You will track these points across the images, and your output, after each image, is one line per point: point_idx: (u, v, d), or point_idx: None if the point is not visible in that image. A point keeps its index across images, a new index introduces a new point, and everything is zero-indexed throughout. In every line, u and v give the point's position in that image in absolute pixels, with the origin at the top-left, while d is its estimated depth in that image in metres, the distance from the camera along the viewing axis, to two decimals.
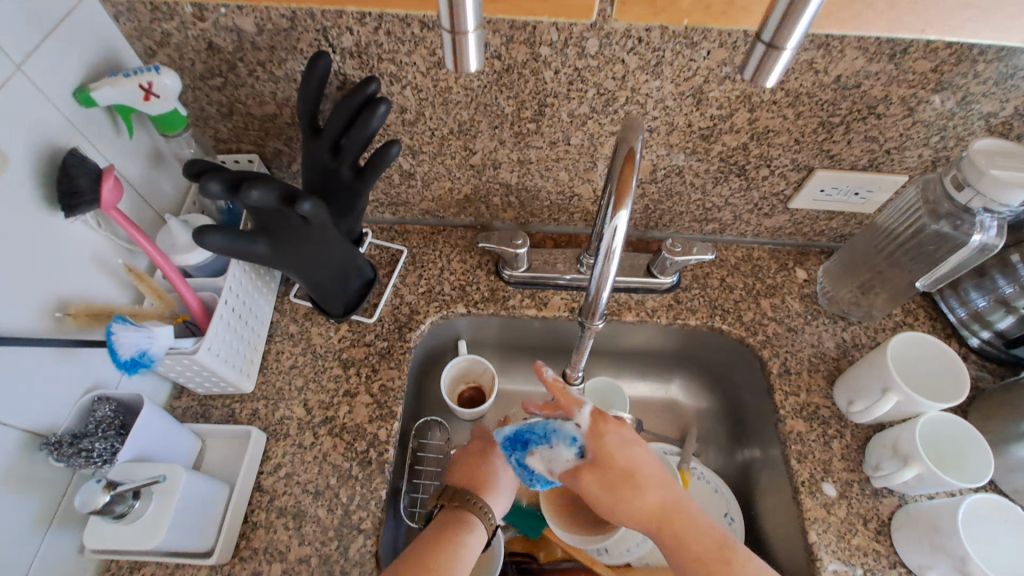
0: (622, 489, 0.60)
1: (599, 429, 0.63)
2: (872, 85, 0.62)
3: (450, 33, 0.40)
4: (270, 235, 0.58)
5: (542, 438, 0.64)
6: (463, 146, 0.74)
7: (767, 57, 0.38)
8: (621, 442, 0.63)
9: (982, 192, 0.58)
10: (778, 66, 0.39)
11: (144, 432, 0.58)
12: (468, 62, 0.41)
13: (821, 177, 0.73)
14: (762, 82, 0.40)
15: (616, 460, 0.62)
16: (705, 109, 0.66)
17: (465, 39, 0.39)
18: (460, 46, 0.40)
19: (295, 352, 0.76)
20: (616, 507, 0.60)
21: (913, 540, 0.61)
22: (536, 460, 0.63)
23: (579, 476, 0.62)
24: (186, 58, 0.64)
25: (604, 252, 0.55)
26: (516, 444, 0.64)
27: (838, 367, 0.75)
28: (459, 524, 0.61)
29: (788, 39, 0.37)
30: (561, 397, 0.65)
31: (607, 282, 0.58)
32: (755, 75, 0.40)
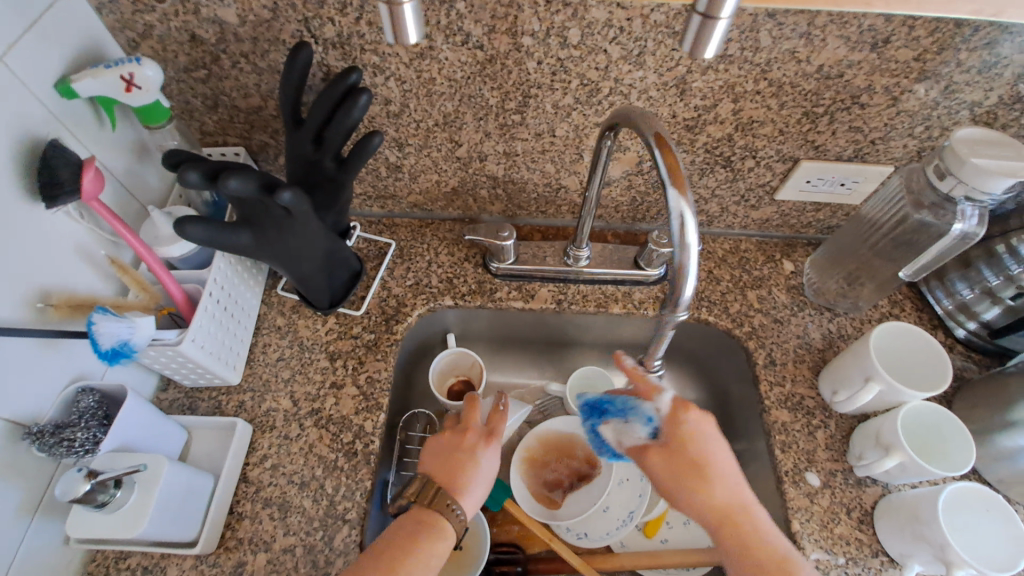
0: (688, 477, 0.59)
1: (678, 417, 0.61)
2: (855, 74, 0.62)
3: (386, 4, 0.41)
4: (253, 226, 0.58)
5: (619, 412, 0.67)
6: (448, 138, 0.74)
7: (703, 28, 0.41)
8: (699, 433, 0.61)
9: (964, 181, 0.58)
10: (714, 36, 0.41)
11: (128, 423, 0.58)
12: (406, 34, 0.43)
13: (807, 168, 0.73)
14: (703, 54, 0.43)
15: (688, 449, 0.60)
16: (689, 99, 0.66)
17: (401, 10, 0.41)
18: (397, 18, 0.42)
19: (282, 345, 0.76)
20: (679, 494, 0.59)
21: (896, 530, 0.61)
22: (609, 428, 0.67)
23: (646, 454, 0.62)
24: (169, 50, 0.64)
25: (679, 239, 0.52)
26: (596, 412, 0.70)
27: (824, 359, 0.76)
28: (429, 527, 0.58)
29: (722, 10, 0.40)
30: (641, 381, 0.65)
31: (687, 270, 0.53)
32: (692, 46, 0.43)
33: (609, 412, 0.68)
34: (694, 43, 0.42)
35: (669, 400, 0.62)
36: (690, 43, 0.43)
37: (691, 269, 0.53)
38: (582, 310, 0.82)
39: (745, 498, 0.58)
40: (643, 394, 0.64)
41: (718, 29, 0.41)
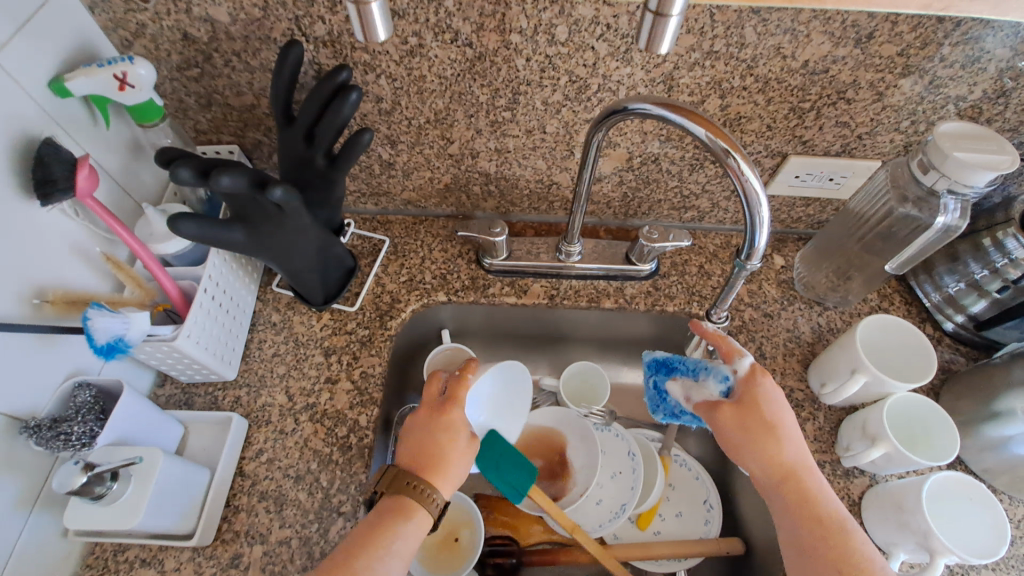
0: (760, 434, 0.60)
1: (755, 378, 0.63)
2: (840, 70, 0.63)
3: (353, 4, 0.42)
4: (247, 224, 0.59)
5: (689, 370, 0.66)
6: (440, 135, 0.75)
7: (655, 24, 0.42)
8: (773, 397, 0.62)
9: (948, 175, 0.59)
10: (666, 32, 0.42)
11: (123, 418, 0.59)
12: (374, 33, 0.44)
13: (795, 163, 0.74)
14: (657, 48, 0.44)
15: (761, 408, 0.61)
16: (677, 95, 0.67)
17: (369, 9, 0.42)
18: (364, 17, 0.43)
19: (277, 341, 0.77)
20: (746, 448, 0.59)
21: (883, 519, 0.62)
22: (677, 386, 0.66)
23: (716, 410, 0.62)
24: (162, 49, 0.65)
25: (744, 194, 0.52)
26: (661, 368, 0.68)
27: (813, 352, 0.76)
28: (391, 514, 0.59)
29: (672, 7, 0.41)
30: (721, 343, 0.66)
31: (763, 225, 0.53)
32: (649, 40, 0.43)
33: (677, 369, 0.67)
34: (650, 40, 0.43)
35: (747, 363, 0.63)
36: (645, 39, 0.43)
37: (762, 228, 0.53)
38: (574, 304, 0.83)
39: (808, 463, 0.59)
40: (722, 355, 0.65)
41: (670, 25, 0.42)
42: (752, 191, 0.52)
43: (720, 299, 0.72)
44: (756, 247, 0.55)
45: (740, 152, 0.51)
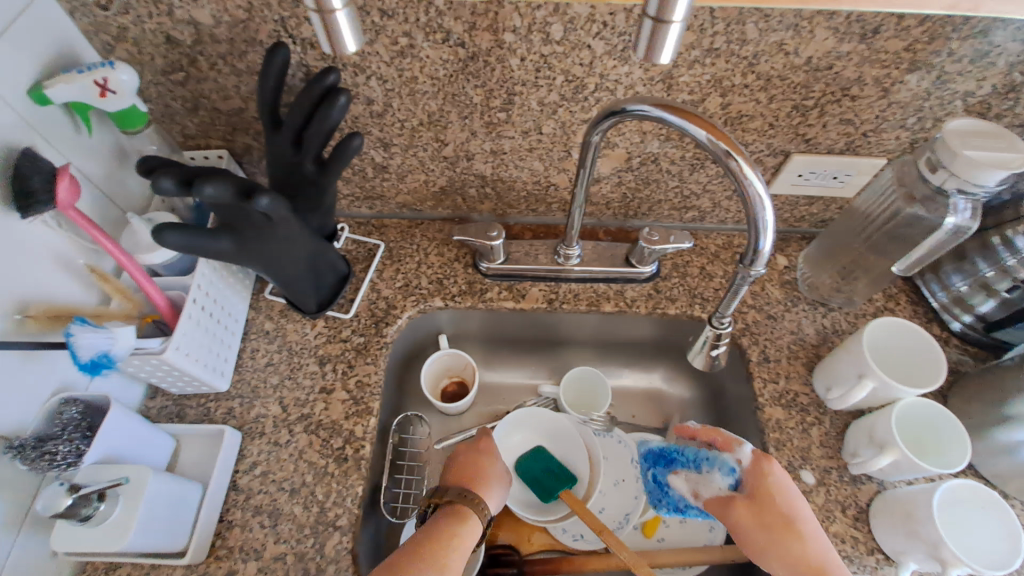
0: (780, 533, 0.59)
1: (761, 467, 0.62)
2: (844, 66, 0.61)
3: (317, 12, 0.40)
4: (234, 232, 0.57)
5: (690, 462, 0.69)
6: (434, 138, 0.73)
7: (654, 31, 0.40)
8: (785, 486, 0.61)
9: (956, 173, 0.57)
10: (667, 40, 0.40)
11: (111, 434, 0.57)
12: (343, 43, 0.42)
13: (798, 162, 0.72)
14: (656, 58, 0.42)
15: (776, 501, 0.60)
16: (677, 94, 0.65)
17: (334, 17, 0.40)
18: (330, 26, 0.40)
19: (270, 350, 0.76)
20: (769, 548, 0.59)
21: (891, 528, 0.61)
22: (680, 479, 0.69)
23: (733, 506, 0.63)
24: (145, 53, 0.63)
25: (748, 197, 0.50)
26: (659, 460, 0.72)
27: (818, 354, 0.75)
28: (441, 522, 0.62)
29: (673, 13, 0.38)
30: (715, 435, 0.66)
31: (767, 227, 0.51)
32: (649, 52, 0.41)
33: (677, 461, 0.70)
34: (649, 48, 0.41)
35: (749, 452, 0.63)
36: (643, 47, 0.41)
37: (766, 229, 0.50)
38: (574, 308, 0.81)
39: (835, 558, 0.58)
40: (722, 448, 0.65)
41: (671, 32, 0.39)
42: (756, 196, 0.49)
43: (720, 307, 0.61)
44: (761, 252, 0.52)
45: (743, 155, 0.49)
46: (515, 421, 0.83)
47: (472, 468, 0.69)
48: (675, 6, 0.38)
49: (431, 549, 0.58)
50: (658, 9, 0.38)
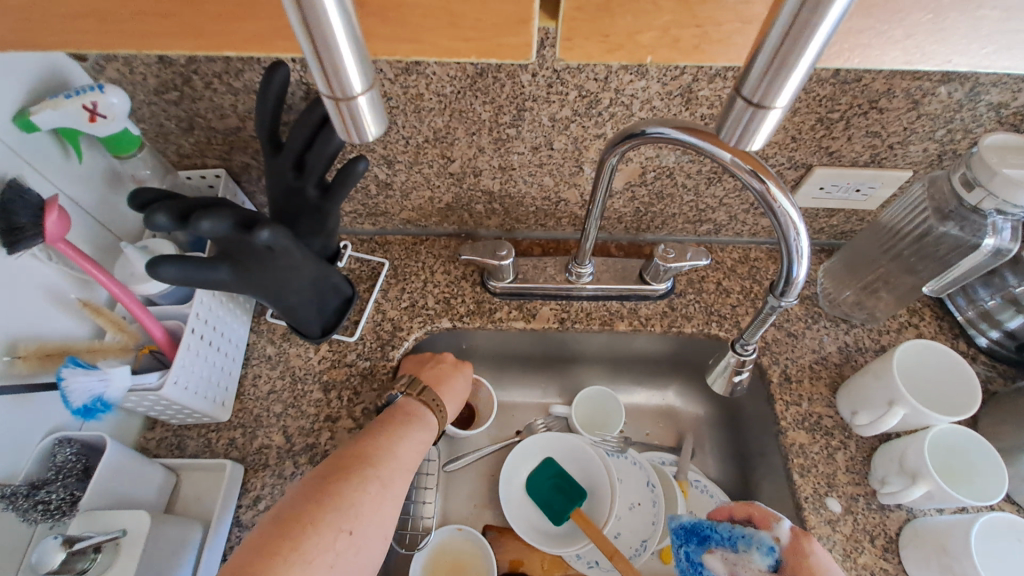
0: None
1: (801, 546, 0.58)
2: (873, 78, 0.57)
3: (332, 98, 0.31)
4: (233, 261, 0.54)
5: (726, 539, 0.62)
6: (440, 154, 0.70)
7: (751, 118, 0.32)
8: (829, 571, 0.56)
9: (994, 192, 0.54)
10: (764, 127, 0.32)
11: (106, 477, 0.55)
12: (366, 130, 0.33)
13: (820, 175, 0.69)
14: (747, 145, 0.34)
15: None
16: (695, 108, 0.62)
17: (354, 104, 0.31)
18: (351, 114, 0.31)
19: (272, 376, 0.73)
20: None
21: (922, 561, 0.59)
22: (716, 559, 0.61)
23: None
24: (137, 72, 0.60)
25: (782, 220, 0.46)
26: (692, 537, 0.64)
27: (841, 374, 0.72)
28: (410, 422, 0.66)
29: (778, 97, 0.30)
30: (752, 509, 0.63)
31: (802, 252, 0.48)
32: (739, 139, 0.34)
33: (710, 537, 0.63)
34: (739, 135, 0.33)
35: (786, 529, 0.59)
36: (732, 134, 0.33)
37: (800, 256, 0.47)
38: (586, 328, 0.78)
39: None
40: (758, 525, 0.62)
41: (772, 117, 0.32)
42: (789, 221, 0.46)
43: (744, 335, 0.58)
44: (794, 280, 0.49)
45: (771, 177, 0.46)
46: (520, 453, 0.83)
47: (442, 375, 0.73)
48: (782, 93, 0.30)
49: (403, 444, 0.62)
50: (756, 95, 0.31)
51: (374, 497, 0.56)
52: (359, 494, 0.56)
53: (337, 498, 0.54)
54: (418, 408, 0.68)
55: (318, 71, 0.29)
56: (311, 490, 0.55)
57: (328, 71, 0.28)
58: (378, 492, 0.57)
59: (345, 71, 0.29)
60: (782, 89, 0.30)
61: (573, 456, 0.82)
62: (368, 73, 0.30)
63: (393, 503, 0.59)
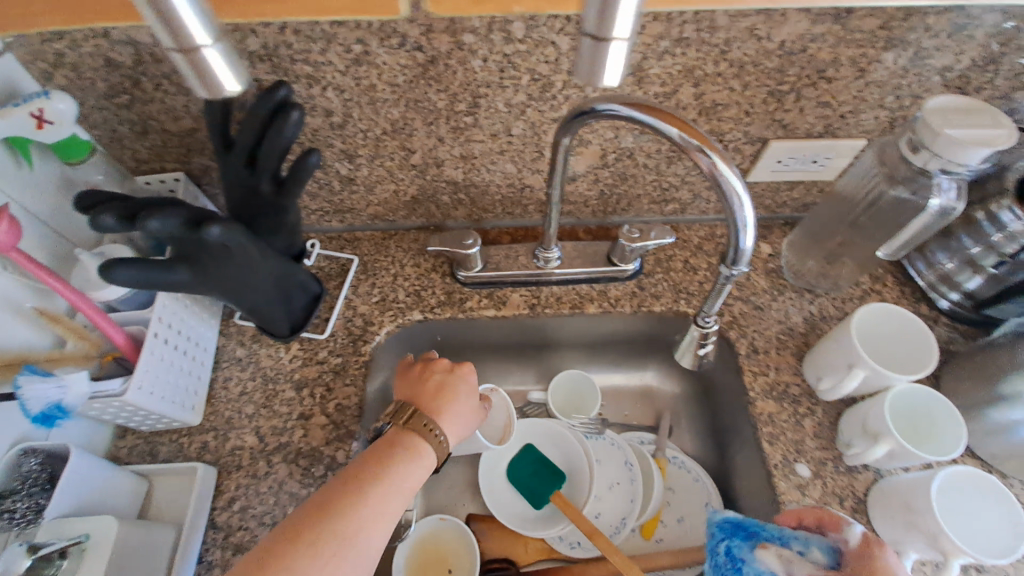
0: None
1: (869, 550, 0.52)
2: (819, 48, 0.59)
3: (178, 52, 0.34)
4: (189, 261, 0.54)
5: (776, 538, 0.55)
6: (400, 146, 0.70)
7: (594, 51, 0.34)
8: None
9: (939, 153, 0.55)
10: (609, 61, 0.34)
11: (72, 485, 0.54)
12: (221, 82, 0.37)
13: (777, 148, 0.70)
14: (599, 81, 0.36)
15: None
16: (648, 87, 0.62)
17: (203, 55, 0.35)
18: (199, 65, 0.35)
19: (243, 378, 0.72)
20: None
21: (889, 519, 0.60)
22: (770, 554, 0.53)
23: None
24: (85, 78, 0.59)
25: (724, 193, 0.47)
26: (737, 532, 0.55)
27: (807, 343, 0.73)
28: (393, 458, 0.56)
29: (613, 30, 0.33)
30: (817, 513, 0.57)
31: (747, 225, 0.48)
32: (590, 77, 0.36)
33: (759, 534, 0.55)
34: (592, 72, 0.35)
35: (858, 532, 0.54)
36: (585, 71, 0.36)
37: (746, 228, 0.48)
38: (556, 312, 0.79)
39: None
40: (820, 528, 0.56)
41: (616, 51, 0.34)
42: (733, 192, 0.47)
43: (703, 307, 0.59)
44: (742, 251, 0.50)
45: (716, 151, 0.47)
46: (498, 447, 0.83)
47: (449, 401, 0.64)
48: (613, 23, 0.32)
49: (376, 489, 0.53)
50: (596, 28, 0.33)
51: (326, 561, 0.47)
52: (308, 559, 0.47)
53: (280, 564, 0.46)
54: (407, 438, 0.59)
55: (158, 25, 0.33)
56: (260, 554, 0.47)
57: (168, 25, 0.32)
58: (333, 553, 0.48)
59: (184, 21, 0.33)
60: (614, 20, 0.32)
61: (555, 442, 0.84)
62: (213, 26, 0.34)
63: (358, 565, 0.49)
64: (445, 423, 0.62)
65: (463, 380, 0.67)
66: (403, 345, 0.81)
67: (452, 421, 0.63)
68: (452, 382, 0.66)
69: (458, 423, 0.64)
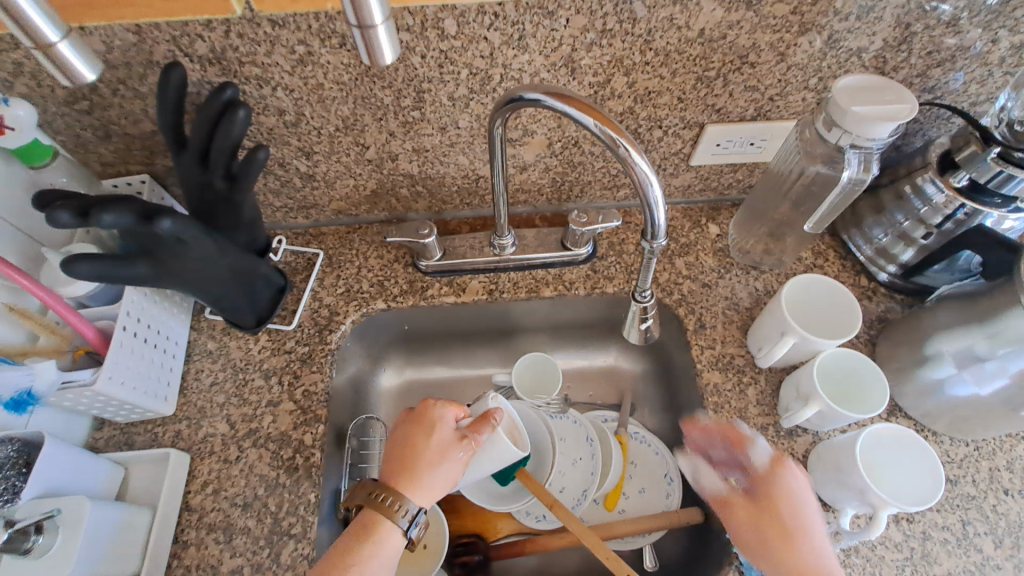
0: (772, 539, 0.54)
1: (771, 473, 0.58)
2: (737, 34, 0.62)
3: (38, 48, 0.40)
4: (151, 257, 0.58)
5: None
6: (354, 142, 0.73)
7: (364, 38, 0.39)
8: (795, 498, 0.56)
9: (849, 130, 0.59)
10: (380, 43, 0.40)
11: (49, 468, 0.58)
12: (80, 73, 0.42)
13: (713, 132, 0.73)
14: (380, 60, 0.41)
15: (777, 507, 0.56)
16: (582, 78, 0.66)
17: (58, 50, 0.40)
18: (57, 60, 0.40)
19: (215, 369, 0.76)
20: (763, 545, 0.54)
21: (825, 479, 0.63)
22: None
23: (729, 508, 0.58)
24: (44, 85, 0.62)
25: (637, 178, 0.52)
26: None
27: (751, 317, 0.77)
28: (348, 545, 0.57)
29: (372, 16, 0.38)
30: (732, 430, 0.63)
31: (658, 204, 0.53)
32: (370, 57, 0.41)
33: None
34: (370, 54, 0.41)
35: (765, 454, 0.59)
36: (364, 54, 0.41)
37: (657, 206, 0.53)
38: (514, 297, 0.83)
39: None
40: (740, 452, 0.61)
41: (379, 35, 0.39)
42: (643, 176, 0.51)
43: (636, 284, 0.63)
44: (657, 226, 0.55)
45: (630, 141, 0.51)
46: None
47: (408, 459, 0.62)
48: (368, 10, 0.37)
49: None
50: (357, 17, 0.38)
51: None
52: None
53: None
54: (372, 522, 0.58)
55: (13, 25, 0.38)
56: None
57: (19, 25, 0.37)
58: None
59: (35, 23, 0.38)
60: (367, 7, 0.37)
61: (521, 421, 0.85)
62: (61, 24, 0.39)
63: None
64: (412, 492, 0.60)
65: (421, 430, 0.64)
66: (371, 334, 0.84)
67: (422, 485, 0.60)
68: (421, 438, 0.63)
69: (431, 486, 0.61)
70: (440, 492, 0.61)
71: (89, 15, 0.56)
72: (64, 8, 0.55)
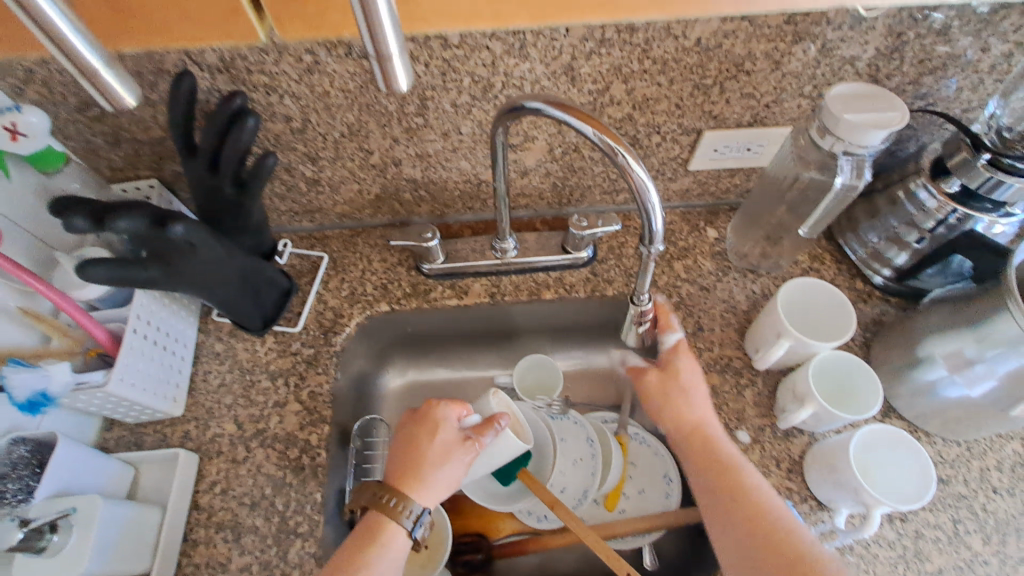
0: (675, 405, 0.67)
1: (673, 358, 0.69)
2: (733, 43, 0.64)
3: (84, 79, 0.40)
4: (162, 262, 0.59)
5: None
6: (358, 147, 0.74)
7: (382, 67, 0.41)
8: (691, 373, 0.68)
9: (843, 138, 0.60)
10: (397, 69, 0.41)
11: (62, 468, 0.59)
12: (123, 99, 0.42)
13: (711, 137, 0.75)
14: (397, 87, 0.43)
15: (681, 382, 0.68)
16: (581, 85, 0.67)
17: (102, 79, 0.40)
18: (102, 88, 0.41)
19: (222, 371, 0.77)
20: (664, 411, 0.67)
21: (821, 479, 0.65)
22: None
23: (643, 376, 0.71)
24: (55, 93, 0.64)
25: (635, 186, 0.53)
26: None
27: (748, 320, 0.78)
28: (354, 547, 0.58)
29: (388, 47, 0.40)
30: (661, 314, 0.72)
31: (655, 211, 0.55)
32: (388, 83, 0.43)
33: None
34: (387, 77, 0.42)
35: (672, 340, 0.70)
36: (382, 78, 0.42)
37: (655, 211, 0.54)
38: (515, 299, 0.84)
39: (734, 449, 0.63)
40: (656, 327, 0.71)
41: (398, 62, 0.41)
42: (639, 182, 0.53)
43: (635, 287, 0.64)
44: (655, 231, 0.57)
45: (629, 150, 0.53)
46: None
47: (411, 461, 0.63)
48: (385, 42, 0.39)
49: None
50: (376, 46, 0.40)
51: None
52: None
53: None
54: (376, 524, 0.60)
55: (59, 56, 0.38)
56: None
57: (65, 56, 0.38)
58: None
59: (78, 52, 0.38)
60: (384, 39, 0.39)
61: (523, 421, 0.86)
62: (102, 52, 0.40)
63: None
64: (415, 493, 0.62)
65: (424, 431, 0.65)
66: (374, 336, 0.86)
67: (425, 487, 0.62)
68: (422, 440, 0.64)
69: (433, 488, 0.62)
70: (443, 493, 0.63)
71: (121, 38, 0.58)
72: (103, 34, 0.58)
